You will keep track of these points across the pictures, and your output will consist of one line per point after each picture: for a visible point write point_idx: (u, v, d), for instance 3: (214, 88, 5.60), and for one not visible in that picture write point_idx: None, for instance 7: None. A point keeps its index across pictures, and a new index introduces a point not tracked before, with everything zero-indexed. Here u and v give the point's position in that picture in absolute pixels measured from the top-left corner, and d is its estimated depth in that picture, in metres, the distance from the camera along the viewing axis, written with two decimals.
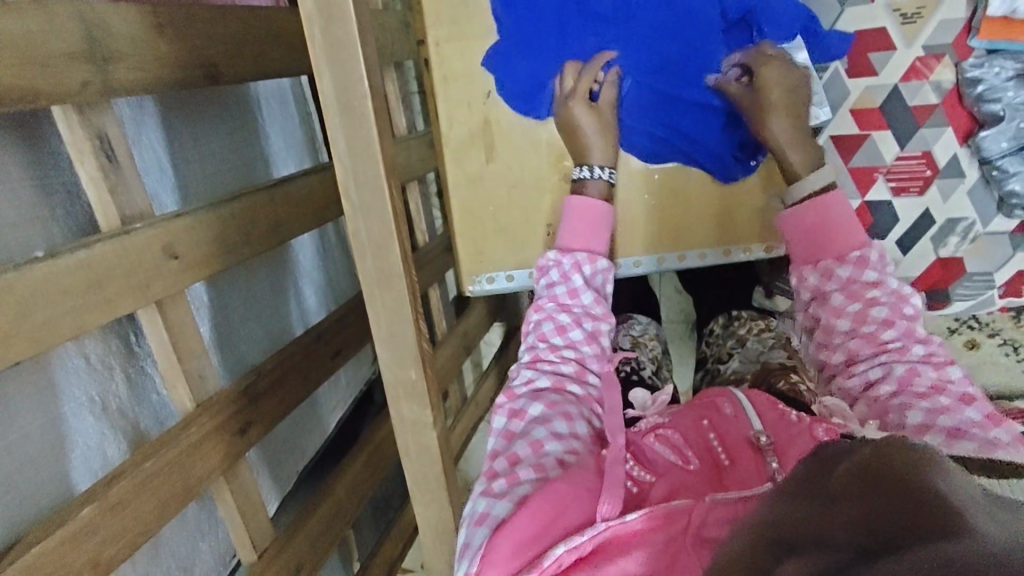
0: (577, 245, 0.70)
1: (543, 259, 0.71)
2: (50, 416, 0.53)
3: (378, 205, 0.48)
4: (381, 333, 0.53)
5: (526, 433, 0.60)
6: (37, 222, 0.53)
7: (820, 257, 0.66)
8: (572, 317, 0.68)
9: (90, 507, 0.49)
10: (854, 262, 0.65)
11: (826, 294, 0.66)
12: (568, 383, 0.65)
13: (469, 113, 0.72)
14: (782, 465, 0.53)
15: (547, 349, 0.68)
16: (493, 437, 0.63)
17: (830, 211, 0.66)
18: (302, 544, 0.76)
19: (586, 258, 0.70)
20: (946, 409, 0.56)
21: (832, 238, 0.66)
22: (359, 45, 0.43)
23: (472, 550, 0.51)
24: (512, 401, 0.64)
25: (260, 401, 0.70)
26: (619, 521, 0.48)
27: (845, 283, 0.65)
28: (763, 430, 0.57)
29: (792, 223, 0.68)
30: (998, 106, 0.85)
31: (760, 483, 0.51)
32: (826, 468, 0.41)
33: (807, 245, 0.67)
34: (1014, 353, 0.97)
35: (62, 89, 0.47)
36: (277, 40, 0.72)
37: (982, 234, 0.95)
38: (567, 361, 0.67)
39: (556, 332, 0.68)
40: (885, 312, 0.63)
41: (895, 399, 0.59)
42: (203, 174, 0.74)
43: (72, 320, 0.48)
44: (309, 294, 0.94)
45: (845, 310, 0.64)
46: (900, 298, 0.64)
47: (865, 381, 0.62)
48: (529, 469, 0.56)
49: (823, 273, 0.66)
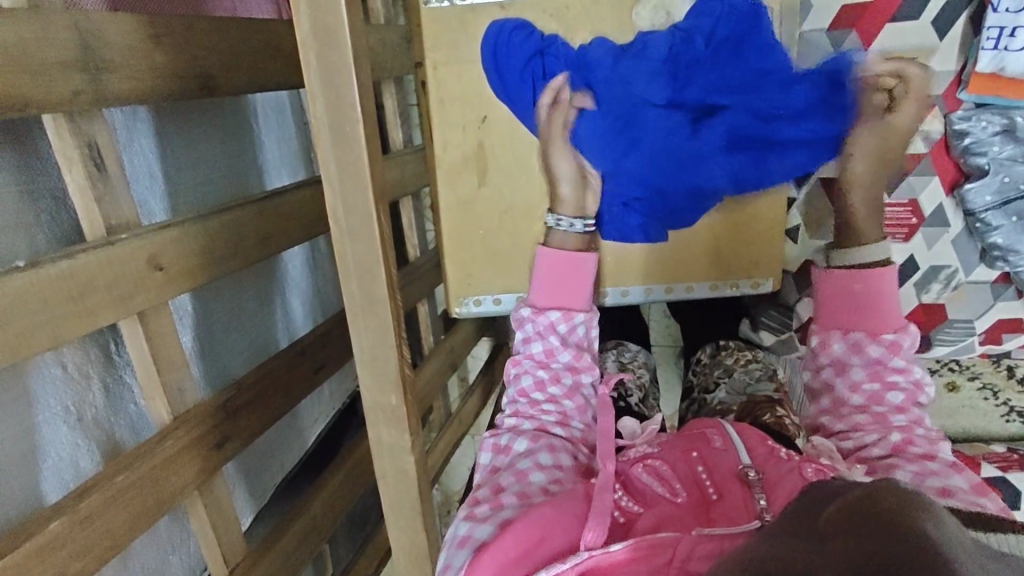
0: (549, 303, 0.71)
1: (517, 314, 0.72)
2: (24, 424, 0.53)
3: (365, 230, 0.48)
4: (362, 356, 0.52)
5: (510, 465, 0.63)
6: (20, 228, 0.52)
7: (852, 328, 0.68)
8: (550, 373, 0.70)
9: (61, 520, 0.48)
10: (886, 343, 0.66)
11: (846, 366, 0.67)
12: (551, 426, 0.67)
13: (464, 136, 0.73)
14: (770, 504, 0.53)
15: (528, 404, 0.69)
16: (479, 472, 0.65)
17: (877, 287, 0.68)
18: (275, 560, 0.74)
19: (560, 317, 0.70)
20: (934, 472, 0.58)
21: (872, 310, 0.67)
22: (353, 73, 0.43)
23: (453, 570, 0.54)
24: (495, 437, 0.67)
25: (239, 415, 0.69)
26: (603, 551, 0.49)
27: (870, 360, 0.66)
28: (752, 466, 0.58)
29: (832, 284, 0.70)
30: (984, 160, 0.84)
31: (747, 520, 0.52)
32: (817, 509, 0.43)
33: (840, 311, 0.69)
34: (994, 397, 0.93)
35: (53, 97, 0.47)
36: (275, 52, 0.72)
37: (964, 282, 0.94)
38: (549, 412, 0.68)
39: (536, 387, 0.70)
40: (900, 398, 0.65)
41: (886, 460, 0.60)
42: (194, 183, 0.73)
43: (50, 330, 0.47)
44: (296, 305, 0.93)
45: (861, 387, 0.66)
46: (917, 387, 0.65)
47: (858, 444, 0.63)
48: (513, 496, 0.58)
49: (851, 344, 0.67)
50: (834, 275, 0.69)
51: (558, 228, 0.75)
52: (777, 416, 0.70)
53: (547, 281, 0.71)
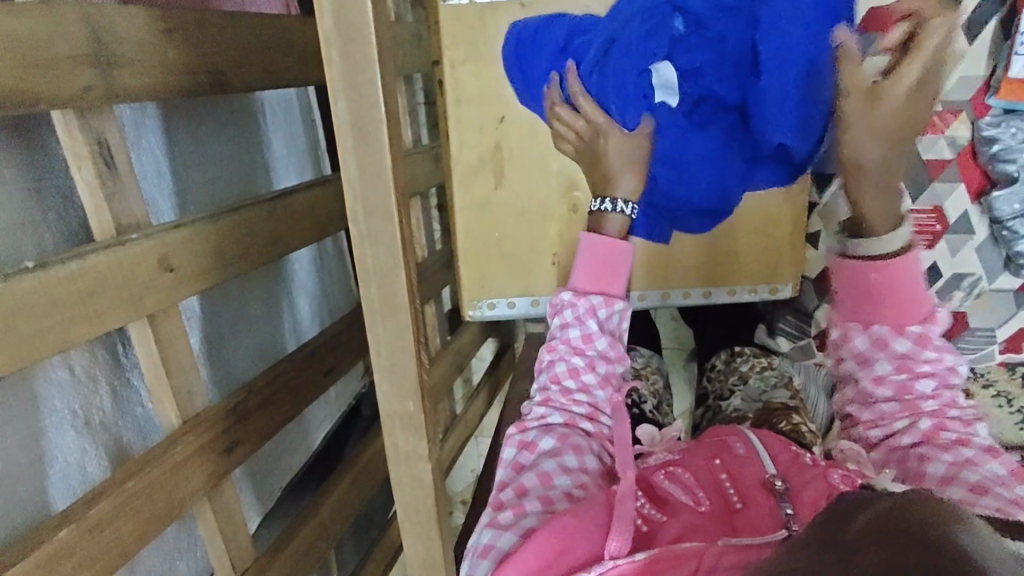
0: (589, 287, 0.68)
1: (556, 297, 0.69)
2: (31, 429, 0.51)
3: (387, 234, 0.47)
4: (380, 362, 0.51)
5: (536, 465, 0.61)
6: (28, 228, 0.51)
7: (874, 320, 0.63)
8: (586, 360, 0.68)
9: (68, 529, 0.47)
10: (913, 337, 0.62)
11: (871, 358, 0.64)
12: (580, 421, 0.66)
13: (481, 137, 0.71)
14: (797, 513, 0.52)
15: (559, 392, 0.67)
16: (502, 468, 0.64)
17: (895, 279, 0.61)
18: (284, 565, 0.73)
19: (601, 302, 0.67)
20: (969, 462, 0.57)
21: (893, 305, 0.62)
22: (377, 71, 0.42)
23: None
24: (522, 432, 0.65)
25: (248, 419, 0.67)
26: (626, 561, 0.48)
27: (897, 355, 0.63)
28: (777, 474, 0.57)
29: (848, 275, 0.63)
30: (1013, 167, 0.83)
31: (773, 529, 0.50)
32: (845, 515, 0.41)
33: (860, 305, 0.64)
34: (1008, 405, 0.93)
35: (63, 92, 0.45)
36: (286, 49, 0.71)
37: (986, 290, 0.93)
38: (580, 403, 0.67)
39: (569, 374, 0.68)
40: (932, 385, 0.62)
41: (916, 450, 0.60)
42: (202, 181, 0.72)
43: (59, 333, 0.46)
44: (303, 305, 0.92)
45: (887, 379, 0.63)
46: (950, 371, 0.63)
47: (888, 432, 0.63)
48: (536, 501, 0.57)
49: (874, 339, 0.63)
50: (851, 266, 0.62)
51: (575, 231, 0.74)
52: (795, 424, 0.69)
53: (591, 266, 0.68)
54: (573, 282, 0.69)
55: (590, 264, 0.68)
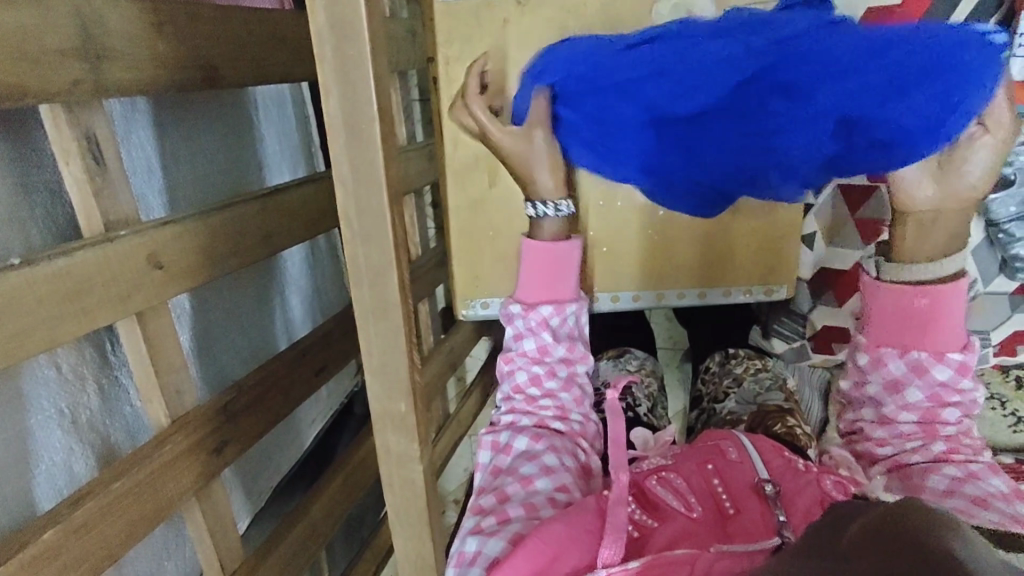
0: (538, 298, 0.70)
1: (506, 311, 0.71)
2: (16, 429, 0.50)
3: (378, 232, 0.46)
4: (372, 363, 0.51)
5: (513, 469, 0.61)
6: (15, 224, 0.50)
7: (911, 347, 0.63)
8: (545, 367, 0.69)
9: (53, 529, 0.46)
10: (953, 364, 0.63)
11: (902, 384, 0.64)
12: (550, 422, 0.67)
13: (475, 135, 0.71)
14: (790, 519, 0.52)
15: (524, 401, 0.68)
16: (480, 473, 0.64)
17: (944, 305, 0.61)
18: (274, 565, 0.72)
19: (551, 311, 0.70)
20: (972, 478, 0.60)
21: (933, 331, 0.62)
22: (371, 68, 0.41)
23: None
24: (494, 436, 0.66)
25: (238, 418, 0.67)
26: (619, 568, 0.48)
27: (932, 381, 0.63)
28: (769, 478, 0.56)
29: (891, 303, 0.63)
30: (1009, 170, 0.82)
31: (766, 536, 0.50)
32: (838, 525, 0.40)
33: (898, 332, 0.63)
34: (1002, 407, 0.93)
35: (50, 87, 0.44)
36: (279, 44, 0.70)
37: (981, 293, 0.93)
38: (546, 407, 0.68)
39: (531, 382, 0.69)
40: (956, 414, 0.63)
41: (923, 465, 0.62)
42: (193, 178, 0.71)
43: (46, 331, 0.45)
44: (295, 303, 0.91)
45: (915, 406, 0.63)
46: (972, 402, 0.64)
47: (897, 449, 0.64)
48: (519, 507, 0.57)
49: (912, 364, 0.63)
50: (888, 297, 0.63)
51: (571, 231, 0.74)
52: (790, 428, 0.69)
53: (535, 276, 0.70)
54: (521, 296, 0.71)
55: (535, 271, 0.69)
